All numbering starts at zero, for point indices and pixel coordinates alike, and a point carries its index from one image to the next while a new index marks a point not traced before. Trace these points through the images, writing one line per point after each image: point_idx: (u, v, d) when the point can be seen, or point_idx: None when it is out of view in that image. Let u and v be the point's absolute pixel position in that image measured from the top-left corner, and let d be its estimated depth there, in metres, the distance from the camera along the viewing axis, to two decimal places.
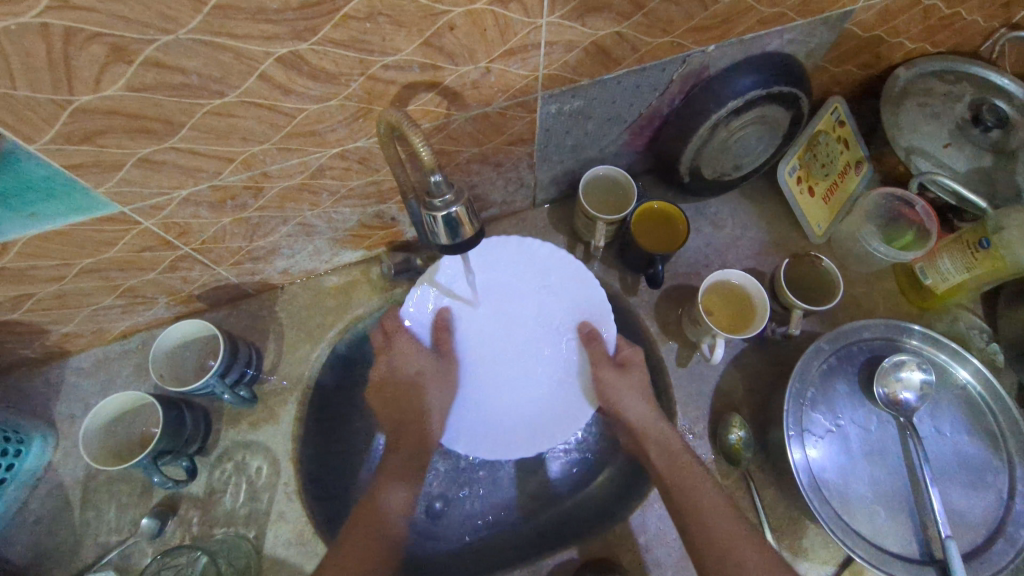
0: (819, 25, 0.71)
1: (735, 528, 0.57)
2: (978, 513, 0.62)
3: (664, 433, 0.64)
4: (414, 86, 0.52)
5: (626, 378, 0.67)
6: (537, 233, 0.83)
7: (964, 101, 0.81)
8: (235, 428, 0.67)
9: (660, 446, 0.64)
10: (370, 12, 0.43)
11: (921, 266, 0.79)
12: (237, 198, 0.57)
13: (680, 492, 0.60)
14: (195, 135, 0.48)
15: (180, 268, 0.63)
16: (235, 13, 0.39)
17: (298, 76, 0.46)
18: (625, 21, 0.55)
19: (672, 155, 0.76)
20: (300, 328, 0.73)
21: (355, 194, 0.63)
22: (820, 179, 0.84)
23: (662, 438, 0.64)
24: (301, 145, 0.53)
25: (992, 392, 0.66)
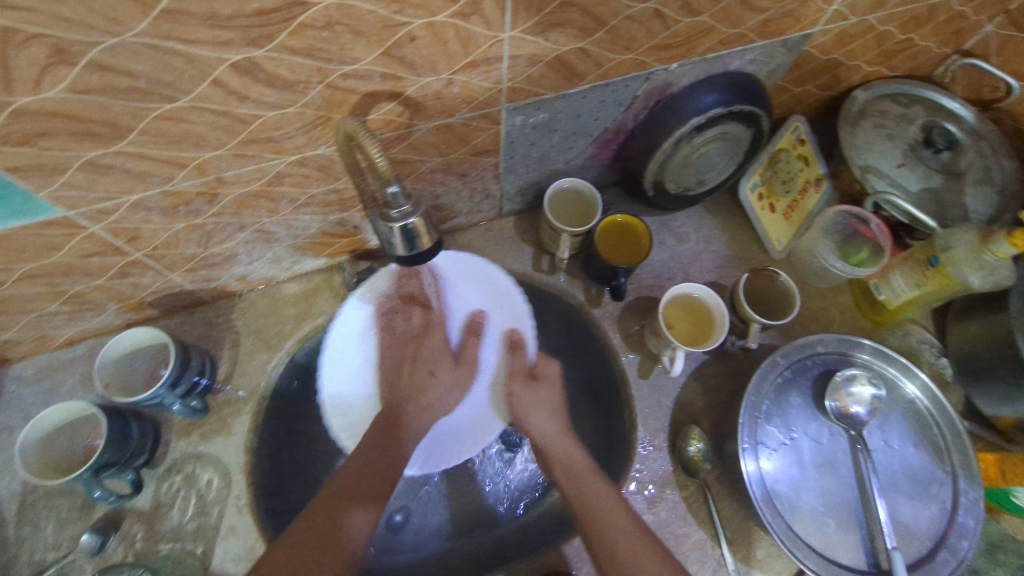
0: (779, 46, 0.73)
1: (628, 520, 0.56)
2: (923, 524, 0.63)
3: (567, 443, 0.63)
4: (375, 95, 0.52)
5: (536, 392, 0.66)
6: (503, 243, 0.83)
7: (917, 123, 0.85)
8: (185, 439, 0.65)
9: (563, 455, 0.62)
10: (328, 21, 0.43)
11: (875, 282, 0.82)
12: (191, 204, 0.55)
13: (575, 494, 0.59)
14: (144, 139, 0.46)
15: (130, 274, 0.61)
16: (185, 18, 0.38)
17: (253, 83, 0.46)
18: (587, 37, 0.56)
19: (637, 169, 0.77)
20: (258, 336, 0.72)
21: (316, 201, 0.63)
22: (780, 197, 0.87)
23: (562, 451, 0.63)
24: (257, 151, 0.52)
25: (938, 407, 0.68)
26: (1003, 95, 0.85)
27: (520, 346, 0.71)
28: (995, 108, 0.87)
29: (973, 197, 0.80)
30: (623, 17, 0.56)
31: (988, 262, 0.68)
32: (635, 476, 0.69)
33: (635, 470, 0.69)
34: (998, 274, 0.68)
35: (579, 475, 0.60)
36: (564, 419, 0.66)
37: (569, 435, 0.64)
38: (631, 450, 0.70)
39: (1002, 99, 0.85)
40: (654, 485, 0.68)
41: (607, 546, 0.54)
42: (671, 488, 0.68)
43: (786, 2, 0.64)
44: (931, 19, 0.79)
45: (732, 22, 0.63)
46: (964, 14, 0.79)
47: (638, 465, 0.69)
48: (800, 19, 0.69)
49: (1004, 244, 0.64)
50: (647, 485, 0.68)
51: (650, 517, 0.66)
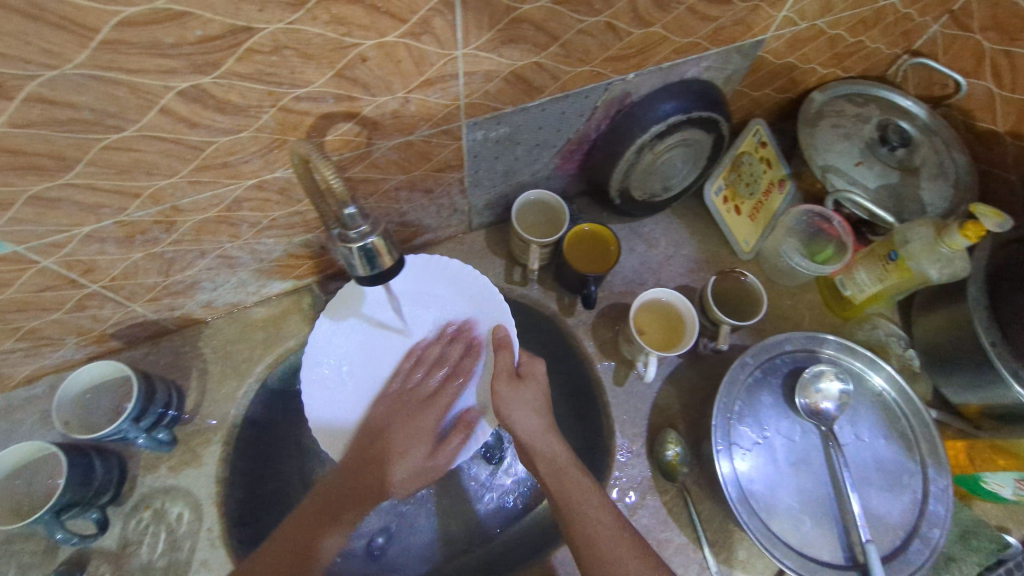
0: (733, 53, 0.75)
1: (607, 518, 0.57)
2: (896, 516, 0.64)
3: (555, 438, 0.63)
4: (330, 116, 0.52)
5: (523, 392, 0.65)
6: (474, 256, 0.83)
7: (872, 122, 0.87)
8: (153, 473, 0.64)
9: (549, 452, 0.62)
10: (275, 45, 0.43)
11: (840, 278, 0.83)
12: (148, 233, 0.54)
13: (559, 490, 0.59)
14: (93, 170, 0.46)
15: (88, 306, 0.59)
16: (126, 48, 0.38)
17: (203, 109, 0.45)
18: (541, 51, 0.57)
19: (602, 178, 0.78)
20: (226, 363, 0.70)
21: (278, 224, 0.62)
22: (745, 198, 0.88)
23: (546, 449, 0.62)
24: (212, 177, 0.52)
25: (905, 398, 0.70)
26: (952, 91, 0.88)
27: (507, 344, 0.68)
28: (945, 105, 0.91)
29: (929, 192, 0.83)
30: (575, 31, 0.57)
31: (944, 254, 0.70)
32: (615, 484, 0.68)
33: (615, 478, 0.69)
34: (953, 265, 0.71)
35: (562, 474, 0.60)
36: (548, 415, 0.65)
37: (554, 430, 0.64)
38: (611, 457, 0.70)
39: (951, 96, 0.88)
40: (635, 492, 0.68)
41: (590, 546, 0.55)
42: (651, 493, 0.68)
43: (735, 11, 0.66)
44: (878, 21, 0.81)
45: (684, 31, 0.65)
46: (910, 16, 0.82)
47: (617, 472, 0.69)
48: (750, 26, 0.71)
49: (958, 236, 0.67)
50: (628, 492, 0.68)
51: (632, 524, 0.66)
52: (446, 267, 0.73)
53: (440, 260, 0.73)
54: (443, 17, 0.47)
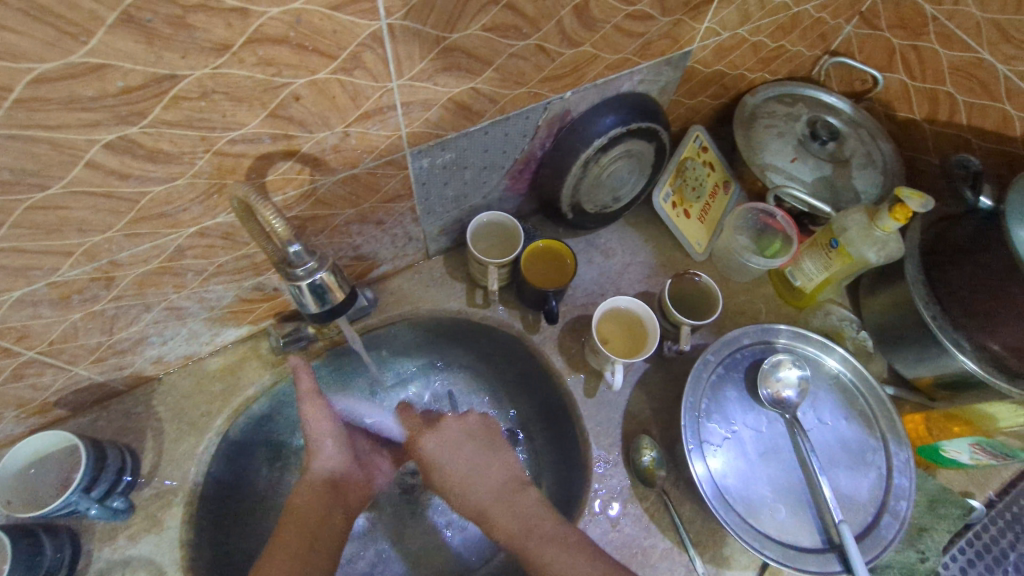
0: (663, 65, 0.78)
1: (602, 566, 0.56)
2: (865, 493, 0.66)
3: (512, 500, 0.64)
4: (269, 156, 0.51)
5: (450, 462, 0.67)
6: (434, 282, 0.83)
7: (802, 119, 0.91)
8: (110, 545, 0.60)
9: (506, 519, 0.62)
10: (203, 91, 0.42)
11: (790, 270, 0.86)
12: (85, 292, 0.52)
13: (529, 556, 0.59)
14: (18, 233, 0.44)
15: (26, 375, 0.56)
16: (44, 104, 0.37)
17: (133, 160, 0.44)
18: (477, 77, 0.58)
19: (553, 194, 0.79)
20: (183, 420, 0.67)
21: (226, 270, 0.60)
22: (693, 202, 0.91)
23: (501, 517, 0.62)
24: (151, 228, 0.50)
25: (859, 377, 0.72)
26: (872, 85, 0.94)
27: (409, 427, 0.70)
28: (867, 99, 0.96)
29: (861, 181, 0.87)
30: (507, 55, 0.58)
31: (879, 237, 0.74)
32: (595, 496, 0.68)
33: (594, 490, 0.68)
34: (889, 247, 0.75)
35: (525, 534, 0.60)
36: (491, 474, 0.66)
37: (502, 495, 0.64)
38: (589, 470, 0.70)
39: (871, 90, 0.94)
40: (616, 503, 0.68)
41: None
42: (632, 502, 0.68)
43: (659, 25, 0.69)
44: (796, 26, 0.86)
45: (614, 48, 0.68)
46: (823, 18, 0.87)
47: (596, 484, 0.69)
48: (676, 39, 0.74)
49: (888, 218, 0.71)
50: (609, 503, 0.68)
51: (616, 535, 0.66)
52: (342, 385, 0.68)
53: None
54: (373, 50, 0.48)
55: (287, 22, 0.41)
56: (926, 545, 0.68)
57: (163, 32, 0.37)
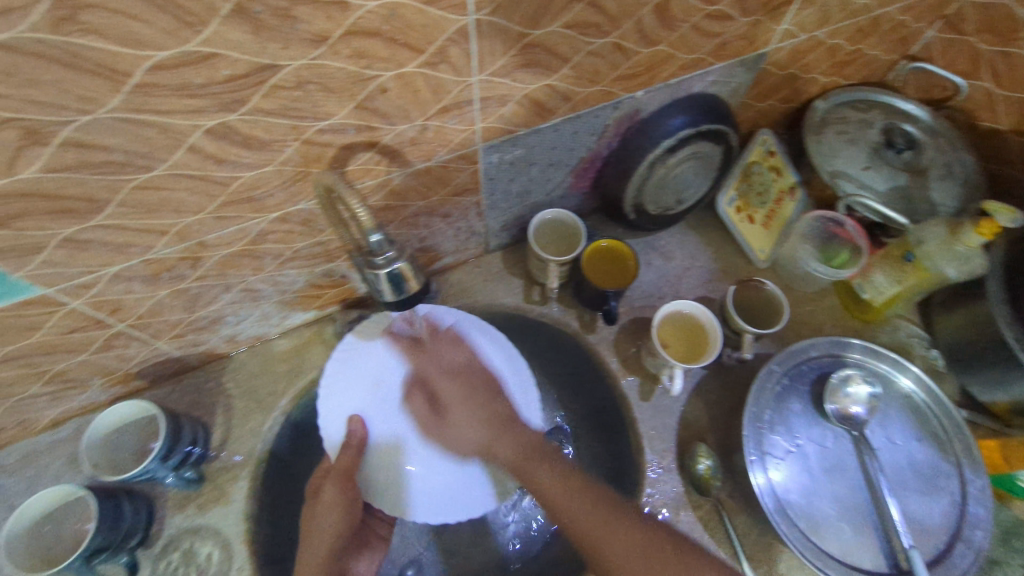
0: (737, 67, 0.76)
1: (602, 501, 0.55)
2: (936, 519, 0.63)
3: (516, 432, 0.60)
4: (351, 146, 0.53)
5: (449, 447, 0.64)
6: (492, 277, 0.83)
7: (876, 126, 0.88)
8: (181, 513, 0.63)
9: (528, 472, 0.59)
10: (299, 81, 0.44)
11: (857, 282, 0.83)
12: (174, 270, 0.55)
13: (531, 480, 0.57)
14: (123, 211, 0.46)
15: (114, 346, 0.59)
16: (157, 90, 0.39)
17: (229, 146, 0.46)
18: (553, 74, 0.58)
19: (616, 194, 0.79)
20: (251, 398, 0.70)
21: (301, 255, 0.62)
22: (757, 208, 0.89)
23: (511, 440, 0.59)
24: (238, 212, 0.52)
25: (933, 398, 0.69)
26: (952, 93, 0.90)
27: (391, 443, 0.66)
28: (946, 107, 0.92)
29: (940, 192, 0.83)
30: (585, 53, 0.58)
31: (961, 253, 0.70)
32: (647, 501, 0.67)
33: (646, 495, 0.67)
34: (971, 264, 0.71)
35: (529, 460, 0.58)
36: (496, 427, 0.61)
37: (508, 423, 0.60)
38: (642, 474, 0.69)
39: (952, 97, 0.90)
40: (668, 509, 0.66)
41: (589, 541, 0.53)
42: (685, 509, 0.67)
43: (737, 26, 0.68)
44: (876, 29, 0.83)
45: (690, 48, 0.66)
46: (906, 22, 0.84)
47: (649, 489, 0.68)
48: (752, 40, 0.72)
49: (974, 234, 0.67)
50: (661, 509, 0.67)
51: None
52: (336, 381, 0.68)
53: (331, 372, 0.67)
54: (459, 45, 0.48)
55: (382, 15, 0.42)
56: None
57: (269, 23, 0.39)
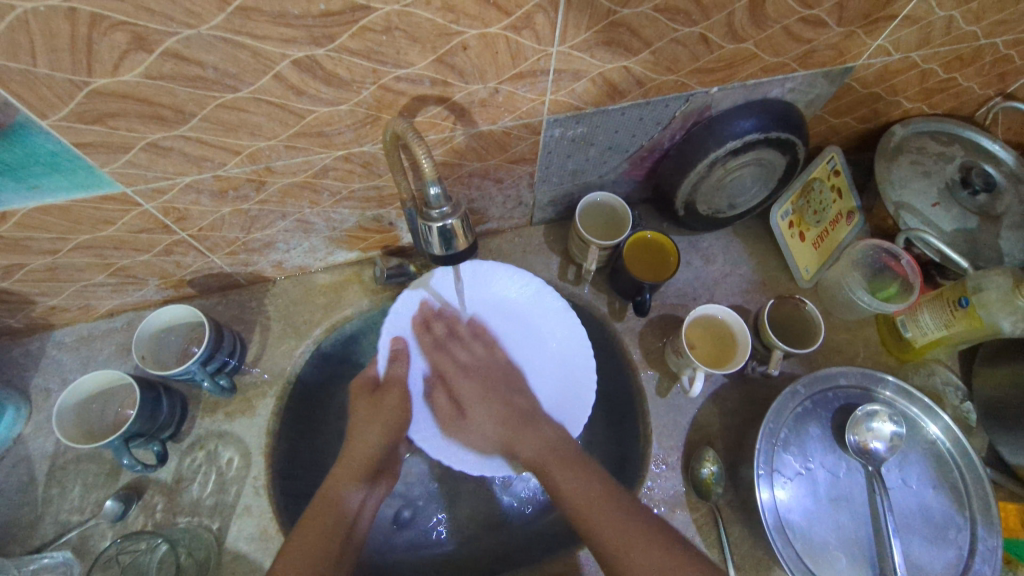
0: (820, 77, 0.74)
1: (653, 524, 0.55)
2: (937, 568, 0.63)
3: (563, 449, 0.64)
4: (423, 98, 0.54)
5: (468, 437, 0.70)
6: (531, 250, 0.85)
7: (955, 162, 0.83)
8: (211, 416, 0.68)
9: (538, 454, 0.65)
10: (388, 25, 0.45)
11: (902, 318, 0.81)
12: (239, 190, 0.57)
13: (544, 475, 0.62)
14: (204, 126, 0.49)
15: (175, 252, 0.63)
16: (257, 15, 0.40)
17: (311, 79, 0.48)
18: (632, 56, 0.58)
19: (670, 188, 0.78)
20: (287, 323, 0.74)
21: (356, 196, 0.65)
22: (811, 226, 0.86)
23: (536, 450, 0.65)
24: (307, 144, 0.54)
25: (959, 449, 0.68)
26: None
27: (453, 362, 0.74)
28: None
29: (1010, 241, 0.79)
30: (669, 40, 0.57)
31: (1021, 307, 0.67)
32: (646, 494, 0.69)
33: (646, 487, 0.69)
34: None
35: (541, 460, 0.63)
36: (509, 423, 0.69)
37: (527, 421, 0.68)
38: (644, 467, 0.71)
39: None
40: (665, 505, 0.68)
41: (623, 557, 0.52)
42: (682, 508, 0.68)
43: (830, 35, 0.65)
44: (977, 59, 0.78)
45: (776, 50, 0.64)
46: (1010, 57, 0.79)
47: (650, 482, 0.69)
48: (843, 51, 0.70)
49: None
50: (657, 504, 0.68)
51: None
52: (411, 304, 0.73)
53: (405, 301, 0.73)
54: (546, 13, 0.48)
55: None
56: None
57: None
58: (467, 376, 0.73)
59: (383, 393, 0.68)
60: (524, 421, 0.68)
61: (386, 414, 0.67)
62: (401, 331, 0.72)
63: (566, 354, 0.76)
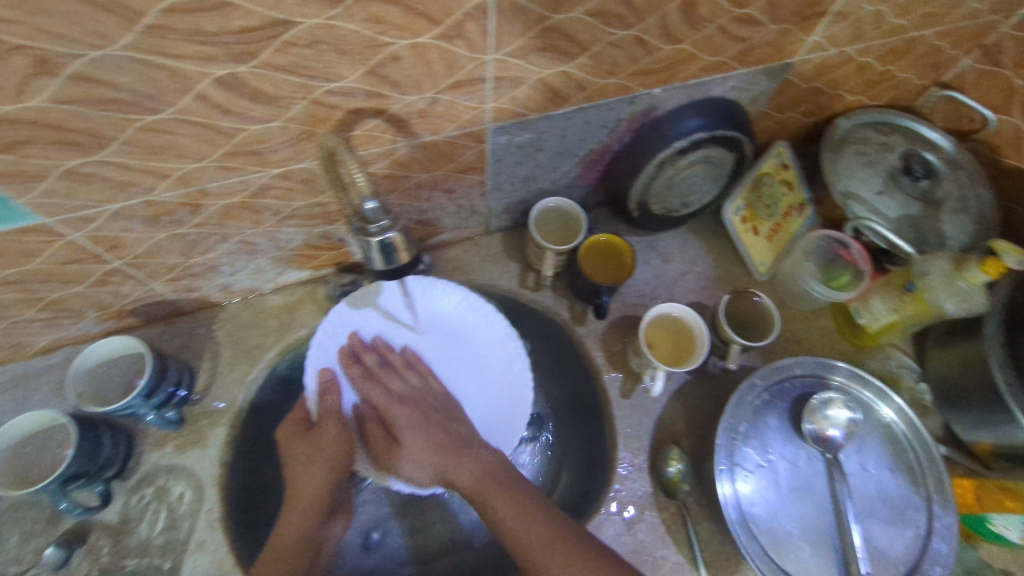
0: (760, 74, 0.75)
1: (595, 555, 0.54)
2: (898, 550, 0.64)
3: (520, 500, 0.60)
4: (359, 112, 0.53)
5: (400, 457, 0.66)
6: (488, 258, 0.84)
7: (896, 151, 0.85)
8: (159, 451, 0.65)
9: (503, 510, 0.59)
10: (312, 40, 0.44)
11: (855, 306, 0.81)
12: (173, 214, 0.55)
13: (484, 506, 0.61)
14: (126, 150, 0.46)
15: (110, 282, 0.61)
16: (169, 33, 0.39)
17: (237, 97, 0.46)
18: (571, 61, 0.58)
19: (622, 189, 0.78)
20: (238, 348, 0.71)
21: (300, 214, 0.63)
22: (763, 220, 0.88)
23: (499, 507, 0.59)
24: (241, 163, 0.53)
25: (913, 430, 0.69)
26: (981, 126, 0.86)
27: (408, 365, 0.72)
28: (973, 139, 0.88)
29: (950, 226, 0.81)
30: (605, 43, 0.57)
31: (962, 289, 0.69)
32: (614, 496, 0.68)
33: (614, 491, 0.69)
34: (971, 300, 0.69)
35: (484, 488, 0.61)
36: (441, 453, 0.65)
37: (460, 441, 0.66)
38: (612, 470, 0.70)
39: (980, 130, 0.86)
40: (633, 507, 0.68)
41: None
42: (650, 509, 0.68)
43: (765, 33, 0.66)
44: (909, 51, 0.81)
45: (713, 50, 0.65)
46: (941, 47, 0.82)
47: (617, 485, 0.69)
48: (779, 48, 0.71)
49: (976, 271, 0.66)
50: (626, 507, 0.68)
51: (629, 539, 0.66)
52: (351, 320, 0.70)
53: (336, 322, 0.70)
54: (476, 21, 0.48)
55: None
56: None
57: None
58: (399, 402, 0.68)
59: (318, 432, 0.65)
60: (460, 448, 0.65)
61: (329, 452, 0.64)
62: (327, 362, 0.69)
63: (509, 391, 0.73)
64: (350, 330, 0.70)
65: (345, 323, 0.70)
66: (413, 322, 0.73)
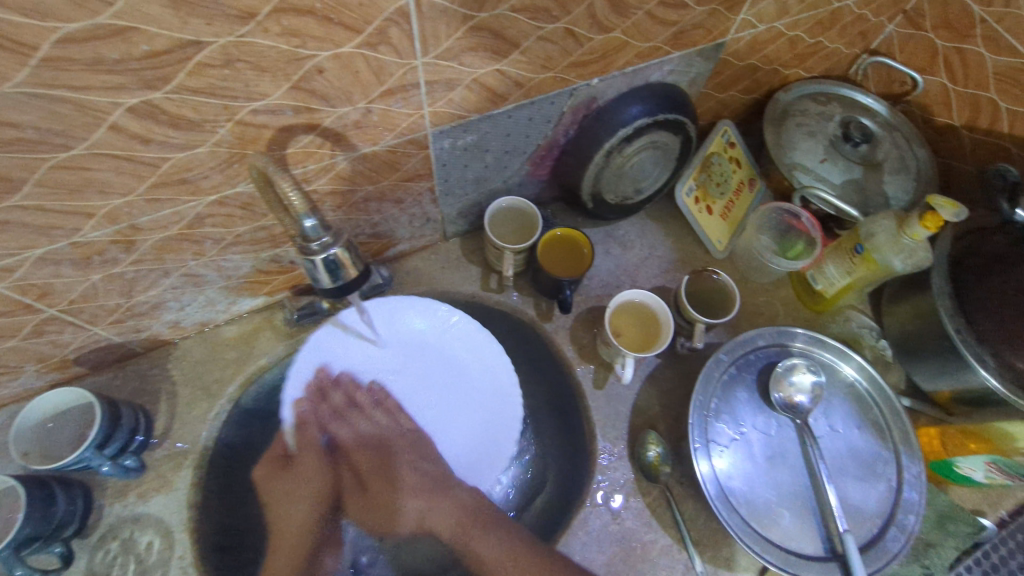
0: (695, 56, 0.76)
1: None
2: (872, 504, 0.65)
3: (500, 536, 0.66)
4: (290, 128, 0.51)
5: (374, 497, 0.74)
6: (449, 265, 0.83)
7: (835, 119, 0.88)
8: (120, 502, 0.62)
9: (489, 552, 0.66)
10: (227, 58, 0.42)
11: (811, 273, 0.84)
12: (105, 253, 0.53)
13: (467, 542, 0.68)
14: (42, 191, 0.44)
15: (46, 331, 0.57)
16: (69, 64, 0.37)
17: (156, 125, 0.44)
18: (503, 59, 0.57)
19: (573, 182, 0.78)
20: (196, 385, 0.69)
21: (244, 240, 0.61)
22: (716, 198, 0.89)
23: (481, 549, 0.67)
24: (171, 194, 0.51)
25: (876, 386, 0.71)
26: (911, 88, 0.90)
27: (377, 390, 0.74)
28: (904, 101, 0.92)
29: (893, 186, 0.84)
30: (535, 38, 0.57)
31: (907, 245, 0.71)
32: (599, 487, 0.68)
33: (598, 482, 0.68)
34: (917, 256, 0.72)
35: (467, 525, 0.69)
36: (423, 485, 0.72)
37: (439, 486, 0.72)
38: (593, 461, 0.70)
39: (910, 92, 0.90)
40: (618, 495, 0.67)
41: None
42: (634, 496, 0.68)
43: (694, 14, 0.67)
44: (836, 21, 0.83)
45: (645, 35, 0.66)
46: (864, 15, 0.84)
47: (600, 476, 0.69)
48: (710, 29, 0.72)
49: (918, 226, 0.68)
50: (611, 497, 0.67)
51: (616, 528, 0.66)
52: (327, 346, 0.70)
53: (317, 344, 0.69)
54: (399, 26, 0.47)
55: None
56: (931, 560, 0.67)
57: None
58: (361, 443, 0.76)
59: (298, 465, 0.70)
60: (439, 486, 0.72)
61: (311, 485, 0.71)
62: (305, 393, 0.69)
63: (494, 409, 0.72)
64: (334, 347, 0.70)
65: (321, 349, 0.69)
66: (374, 337, 0.72)
